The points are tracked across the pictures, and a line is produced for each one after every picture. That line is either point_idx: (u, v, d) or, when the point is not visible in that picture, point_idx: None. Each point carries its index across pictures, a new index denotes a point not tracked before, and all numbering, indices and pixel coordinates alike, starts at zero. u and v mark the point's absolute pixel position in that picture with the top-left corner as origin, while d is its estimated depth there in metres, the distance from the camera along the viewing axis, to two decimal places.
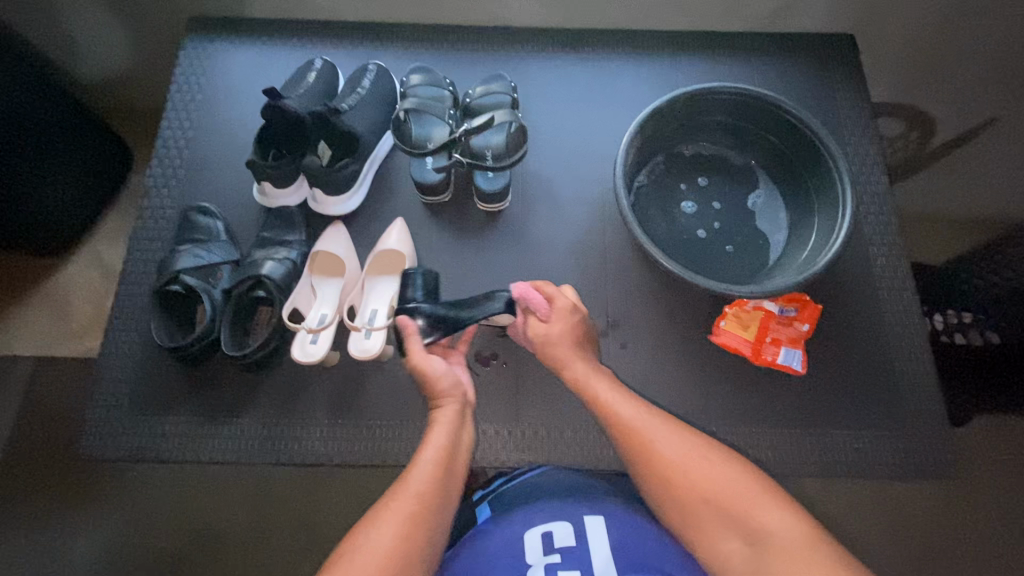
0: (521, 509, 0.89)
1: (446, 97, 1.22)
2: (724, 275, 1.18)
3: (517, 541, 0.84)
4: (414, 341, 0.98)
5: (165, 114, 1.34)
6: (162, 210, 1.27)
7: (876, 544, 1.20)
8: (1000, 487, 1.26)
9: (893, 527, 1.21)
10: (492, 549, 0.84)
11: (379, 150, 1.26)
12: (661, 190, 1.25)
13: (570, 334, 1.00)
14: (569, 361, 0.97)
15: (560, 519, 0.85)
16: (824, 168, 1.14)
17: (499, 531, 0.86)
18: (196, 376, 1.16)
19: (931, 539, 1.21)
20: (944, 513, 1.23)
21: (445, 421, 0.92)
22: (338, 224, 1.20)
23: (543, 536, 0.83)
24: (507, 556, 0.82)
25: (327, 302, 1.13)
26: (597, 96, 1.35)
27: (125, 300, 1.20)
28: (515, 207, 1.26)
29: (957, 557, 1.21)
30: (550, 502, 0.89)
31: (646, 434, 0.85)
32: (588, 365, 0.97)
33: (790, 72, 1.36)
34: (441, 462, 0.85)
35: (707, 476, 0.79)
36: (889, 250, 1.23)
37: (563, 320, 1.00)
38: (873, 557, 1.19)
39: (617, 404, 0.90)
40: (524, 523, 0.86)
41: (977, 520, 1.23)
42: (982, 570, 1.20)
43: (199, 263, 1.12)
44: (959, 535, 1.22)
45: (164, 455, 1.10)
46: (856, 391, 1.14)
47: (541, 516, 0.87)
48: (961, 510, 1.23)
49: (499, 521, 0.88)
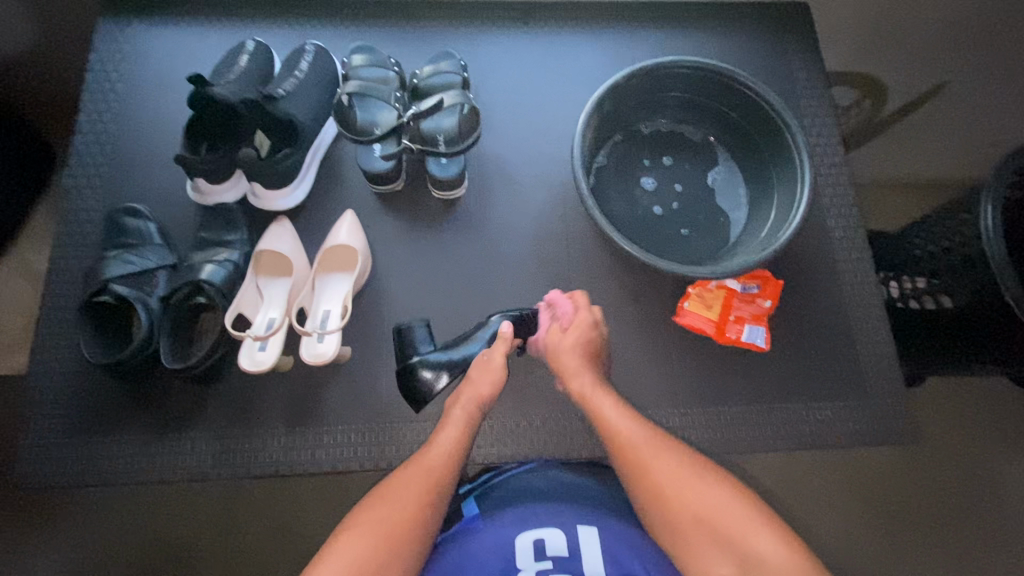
0: (514, 511, 0.83)
1: (393, 78, 1.15)
2: (685, 256, 1.16)
3: (509, 545, 0.79)
4: (500, 346, 0.98)
5: (82, 106, 1.22)
6: (86, 213, 1.17)
7: (856, 518, 1.18)
8: (974, 451, 1.25)
9: (873, 499, 1.19)
10: (482, 554, 0.79)
11: (322, 139, 1.18)
12: (621, 170, 1.22)
13: (584, 347, 0.97)
14: (576, 372, 0.95)
15: (555, 525, 0.81)
16: (782, 140, 1.12)
17: (491, 532, 0.81)
18: (138, 390, 1.08)
19: (914, 508, 1.19)
20: (924, 479, 1.22)
21: (463, 423, 0.90)
22: (283, 220, 1.13)
23: (536, 543, 0.79)
24: (497, 560, 0.78)
25: (275, 305, 1.07)
26: (551, 73, 1.29)
27: (54, 314, 1.12)
28: (471, 193, 1.21)
29: (941, 524, 1.19)
30: (546, 505, 0.84)
31: (643, 452, 0.82)
32: (594, 380, 0.93)
33: (744, 44, 1.34)
34: (450, 458, 0.85)
35: (703, 500, 0.76)
36: (847, 221, 1.24)
37: (580, 331, 0.99)
38: (857, 530, 1.18)
39: (616, 418, 0.87)
40: (518, 525, 0.81)
41: (960, 486, 1.22)
42: (967, 536, 1.19)
43: (131, 270, 1.04)
44: (943, 502, 1.20)
45: (107, 476, 1.03)
46: (816, 364, 1.15)
47: (535, 519, 0.82)
48: (942, 476, 1.22)
49: (490, 521, 0.83)
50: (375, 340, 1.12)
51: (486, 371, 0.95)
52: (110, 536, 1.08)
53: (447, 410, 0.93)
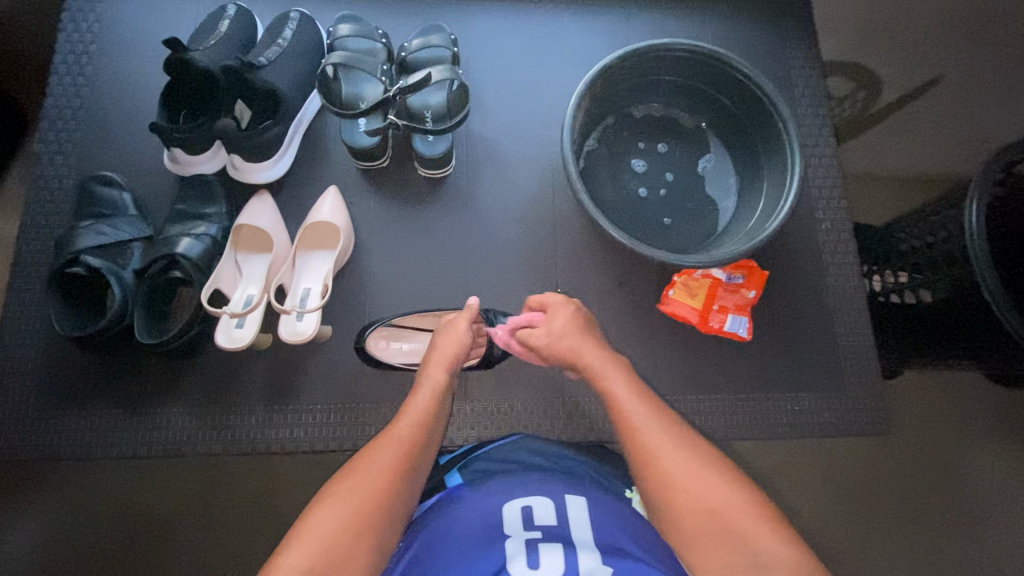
0: (500, 481, 0.81)
1: (380, 50, 1.11)
2: (670, 245, 1.15)
3: (495, 514, 0.76)
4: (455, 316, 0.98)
5: (54, 68, 1.17)
6: (57, 179, 1.13)
7: (828, 508, 1.20)
8: (949, 445, 1.26)
9: (845, 490, 1.21)
10: (469, 521, 0.76)
11: (305, 111, 1.15)
12: (612, 154, 1.20)
13: (575, 321, 0.94)
14: (583, 350, 0.90)
15: (542, 494, 0.78)
16: (774, 131, 1.10)
17: (476, 499, 0.79)
18: (112, 363, 1.06)
19: (885, 499, 1.21)
20: (896, 471, 1.23)
21: (438, 386, 0.89)
22: (263, 194, 1.10)
23: (524, 512, 0.76)
24: (483, 527, 0.75)
25: (253, 281, 1.05)
26: (544, 51, 1.26)
27: (24, 283, 1.09)
28: (459, 172, 1.18)
29: (910, 515, 1.22)
30: (533, 476, 0.82)
31: (653, 439, 0.76)
32: (606, 353, 0.90)
33: (741, 30, 1.32)
34: (419, 426, 0.82)
35: (712, 489, 0.70)
36: (834, 213, 1.24)
37: (563, 313, 0.95)
38: (827, 518, 1.20)
39: (631, 405, 0.81)
40: (504, 494, 0.79)
41: (931, 479, 1.24)
42: (934, 527, 1.21)
43: (104, 242, 1.01)
44: (914, 495, 1.22)
45: (79, 449, 1.02)
46: (796, 355, 1.16)
47: (521, 488, 0.79)
48: (914, 468, 1.24)
49: (476, 489, 0.80)
50: (357, 319, 1.10)
51: (447, 339, 0.95)
52: (75, 512, 1.05)
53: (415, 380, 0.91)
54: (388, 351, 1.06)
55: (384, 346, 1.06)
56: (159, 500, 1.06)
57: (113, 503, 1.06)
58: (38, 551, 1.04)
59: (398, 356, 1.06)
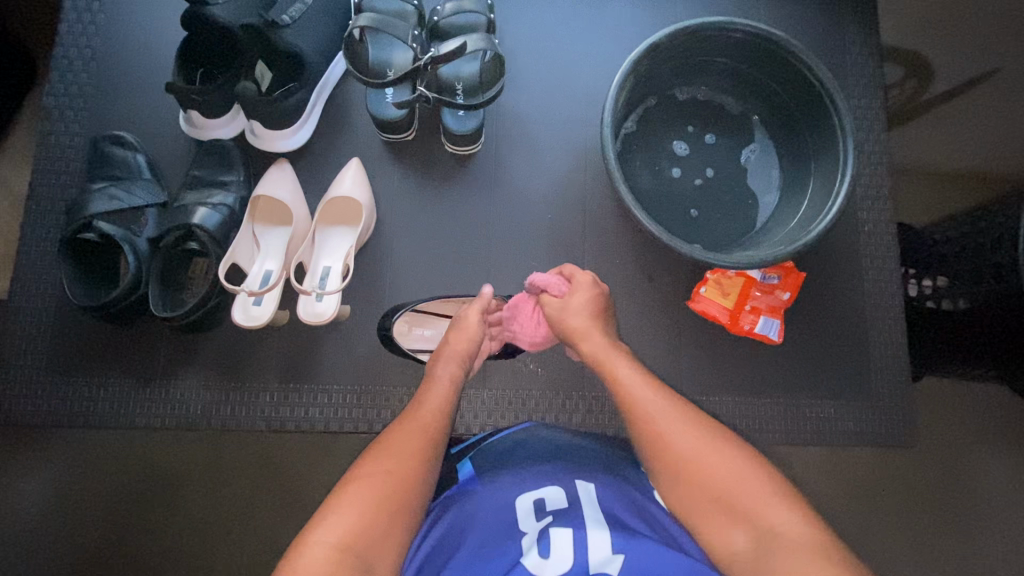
0: (512, 473, 0.78)
1: (410, 13, 1.02)
2: (702, 239, 1.10)
3: (509, 507, 0.74)
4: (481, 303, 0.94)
5: (63, 16, 1.10)
6: (68, 137, 1.08)
7: (856, 519, 1.15)
8: (986, 459, 1.19)
9: (875, 501, 1.16)
10: (481, 515, 0.74)
11: (328, 77, 1.08)
12: (649, 138, 1.14)
13: (591, 304, 0.89)
14: (588, 333, 0.86)
15: (552, 483, 0.76)
16: (828, 124, 1.03)
17: (488, 494, 0.76)
18: (124, 333, 1.04)
19: (915, 513, 1.16)
20: (929, 486, 1.18)
21: (453, 379, 0.86)
22: (283, 163, 1.05)
23: (536, 504, 0.74)
24: (496, 520, 0.73)
25: (272, 257, 1.01)
26: (584, 21, 1.18)
27: (36, 245, 1.06)
28: (487, 150, 1.12)
29: (940, 531, 1.16)
30: (543, 466, 0.79)
31: (662, 427, 0.73)
32: (608, 340, 0.86)
33: (794, 8, 1.22)
34: (440, 415, 0.80)
35: (721, 469, 0.69)
36: (878, 214, 1.17)
37: (581, 294, 0.90)
38: (855, 531, 1.15)
39: (637, 390, 0.78)
40: (516, 486, 0.76)
41: (966, 494, 1.18)
42: (965, 544, 1.16)
43: (118, 207, 0.98)
44: (945, 510, 1.17)
45: (90, 417, 1.01)
46: (827, 361, 1.12)
47: (532, 480, 0.77)
48: (948, 483, 1.18)
49: (488, 482, 0.77)
50: (377, 301, 1.07)
51: (464, 333, 0.91)
52: (84, 480, 1.04)
53: (429, 369, 0.88)
54: (411, 336, 1.04)
55: (406, 332, 1.04)
56: (170, 471, 1.05)
57: (125, 472, 1.05)
58: (46, 514, 1.04)
59: (419, 342, 1.04)
